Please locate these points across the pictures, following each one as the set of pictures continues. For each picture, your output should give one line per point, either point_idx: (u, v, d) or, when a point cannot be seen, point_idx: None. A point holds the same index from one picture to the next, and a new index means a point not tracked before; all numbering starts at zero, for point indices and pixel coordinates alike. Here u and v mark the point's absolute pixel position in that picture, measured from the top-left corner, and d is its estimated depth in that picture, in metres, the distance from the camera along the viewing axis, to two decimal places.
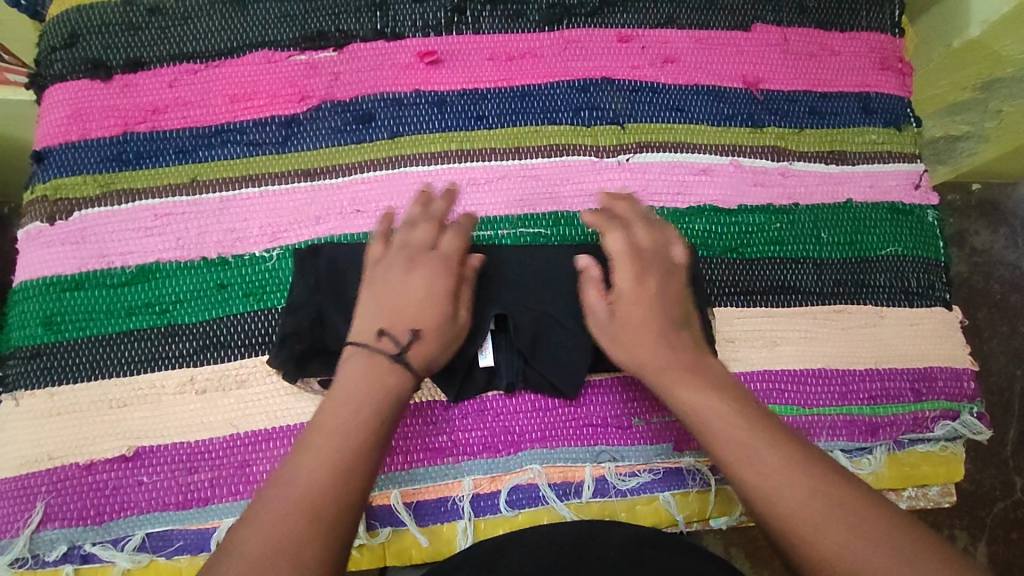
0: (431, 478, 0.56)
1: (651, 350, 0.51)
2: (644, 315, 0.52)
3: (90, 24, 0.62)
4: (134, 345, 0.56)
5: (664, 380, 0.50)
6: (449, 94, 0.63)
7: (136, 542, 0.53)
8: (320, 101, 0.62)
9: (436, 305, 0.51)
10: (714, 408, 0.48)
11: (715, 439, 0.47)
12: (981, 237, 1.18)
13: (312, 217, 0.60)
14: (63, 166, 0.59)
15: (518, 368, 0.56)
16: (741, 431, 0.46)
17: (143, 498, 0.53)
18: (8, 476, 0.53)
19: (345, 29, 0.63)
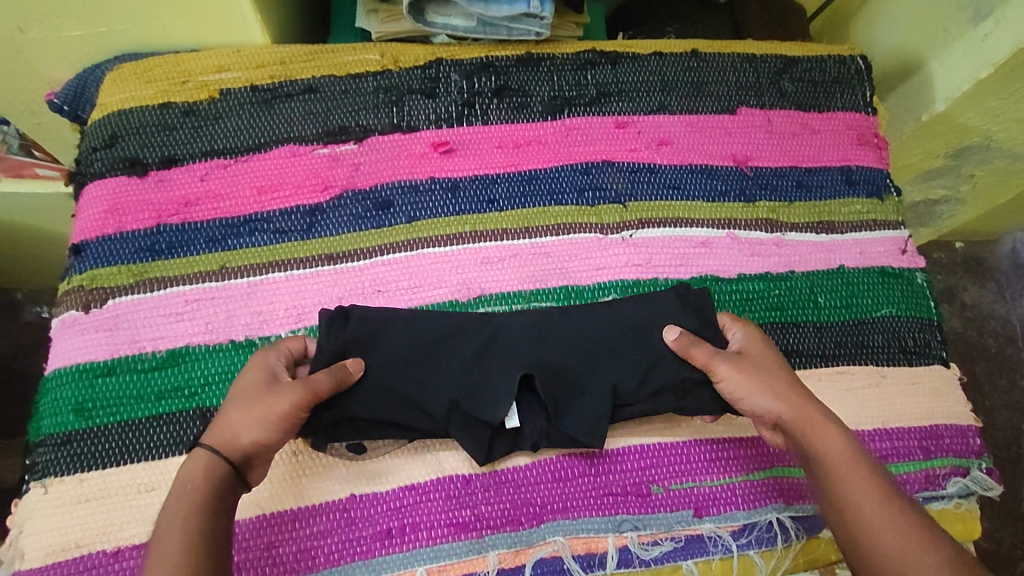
0: (454, 553, 0.56)
1: (787, 398, 0.55)
2: (769, 369, 0.57)
3: (128, 126, 0.67)
4: (163, 428, 0.57)
5: (801, 421, 0.54)
6: (461, 180, 0.68)
7: None
8: (342, 190, 0.66)
9: (238, 389, 0.53)
10: (847, 461, 0.52)
11: (848, 482, 0.51)
12: (970, 292, 1.22)
13: (335, 299, 0.63)
14: (99, 257, 0.62)
15: (540, 428, 0.57)
16: (863, 485, 0.51)
17: None
18: (34, 567, 0.53)
19: (364, 124, 0.69)
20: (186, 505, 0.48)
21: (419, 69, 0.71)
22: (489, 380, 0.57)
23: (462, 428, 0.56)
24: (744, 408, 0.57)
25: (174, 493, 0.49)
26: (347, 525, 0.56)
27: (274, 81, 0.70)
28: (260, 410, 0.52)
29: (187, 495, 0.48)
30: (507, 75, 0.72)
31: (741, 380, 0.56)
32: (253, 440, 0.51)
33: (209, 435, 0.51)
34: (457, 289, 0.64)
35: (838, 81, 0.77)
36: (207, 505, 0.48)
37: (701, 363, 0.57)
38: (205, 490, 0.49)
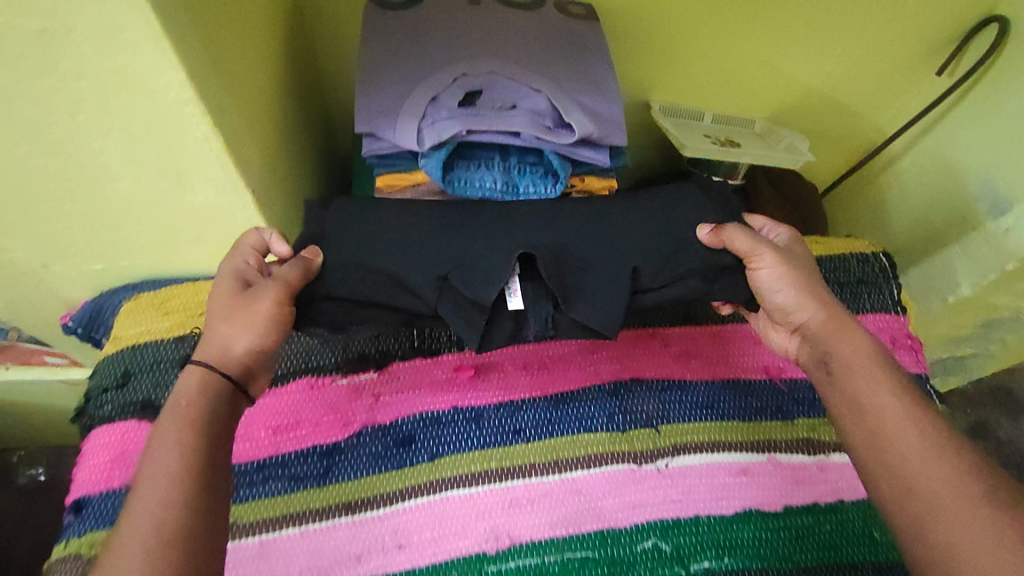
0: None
1: (819, 300, 0.55)
2: (805, 270, 0.56)
3: (142, 364, 0.65)
4: None
5: (832, 327, 0.54)
6: (485, 408, 0.65)
7: None
8: (361, 425, 0.63)
9: (218, 301, 0.51)
10: (873, 365, 0.51)
11: (876, 392, 0.50)
12: (1005, 427, 1.17)
13: (353, 556, 0.57)
14: (99, 518, 0.58)
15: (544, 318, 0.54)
16: (890, 391, 0.50)
17: None
18: None
19: (384, 349, 0.67)
20: (184, 419, 0.46)
21: None
22: (485, 256, 0.53)
23: (458, 305, 0.52)
24: (773, 302, 0.56)
25: (172, 405, 0.47)
26: None
27: None
28: (244, 318, 0.50)
29: (187, 406, 0.47)
30: None
31: (781, 274, 0.55)
32: (247, 349, 0.50)
33: (200, 351, 0.50)
34: (485, 538, 0.59)
35: (862, 281, 0.76)
36: (205, 420, 0.47)
37: (741, 247, 0.54)
38: (202, 403, 0.48)
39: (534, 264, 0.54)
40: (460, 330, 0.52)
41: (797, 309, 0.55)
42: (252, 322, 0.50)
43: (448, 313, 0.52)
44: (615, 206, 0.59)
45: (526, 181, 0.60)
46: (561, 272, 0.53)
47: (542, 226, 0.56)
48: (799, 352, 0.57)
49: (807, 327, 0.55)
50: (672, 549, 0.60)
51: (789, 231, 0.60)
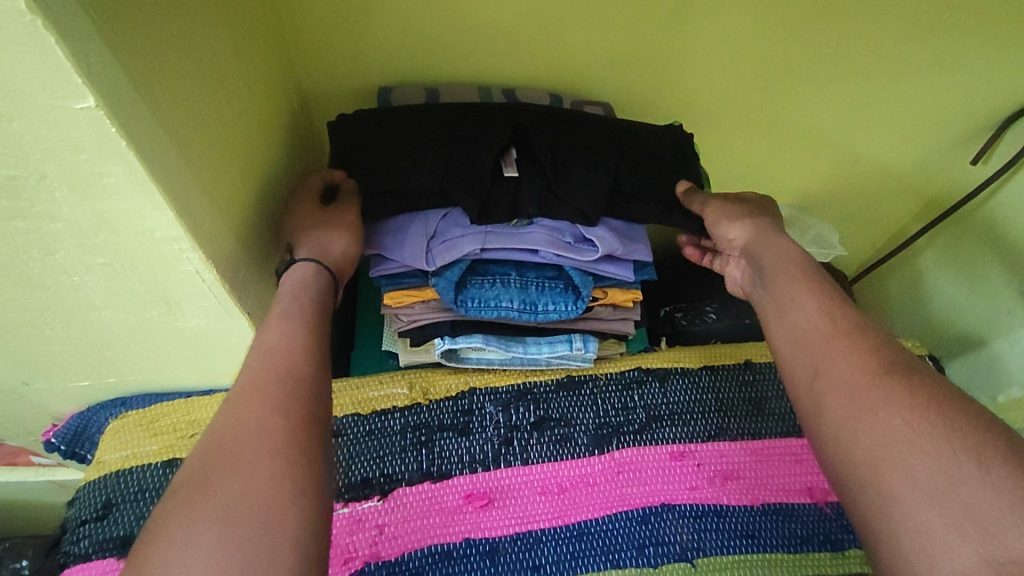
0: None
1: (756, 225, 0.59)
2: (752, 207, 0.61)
3: (126, 492, 0.59)
4: None
5: (763, 247, 0.57)
6: (500, 539, 0.59)
7: None
8: (364, 562, 0.57)
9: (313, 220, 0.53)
10: (802, 274, 0.54)
11: (796, 302, 0.52)
12: None
13: None
14: None
15: (537, 191, 0.55)
16: (812, 303, 0.51)
17: None
18: None
19: (390, 472, 0.61)
20: (296, 307, 0.48)
21: (451, 399, 0.65)
22: (482, 142, 0.56)
23: (462, 183, 0.54)
24: (714, 232, 0.60)
25: (284, 295, 0.49)
26: None
27: None
28: (330, 228, 0.53)
29: (304, 291, 0.50)
30: (547, 403, 0.66)
31: (719, 206, 0.59)
32: (344, 252, 0.53)
33: (300, 257, 0.52)
34: None
35: None
36: (312, 311, 0.49)
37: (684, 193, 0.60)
38: (306, 296, 0.49)
39: (525, 147, 0.58)
40: (464, 198, 0.54)
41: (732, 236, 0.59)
42: (344, 227, 0.53)
43: (455, 184, 0.54)
44: (593, 123, 0.61)
45: (545, 298, 0.57)
46: (551, 149, 0.57)
47: (546, 130, 0.58)
48: (743, 278, 0.59)
49: (744, 249, 0.58)
50: None
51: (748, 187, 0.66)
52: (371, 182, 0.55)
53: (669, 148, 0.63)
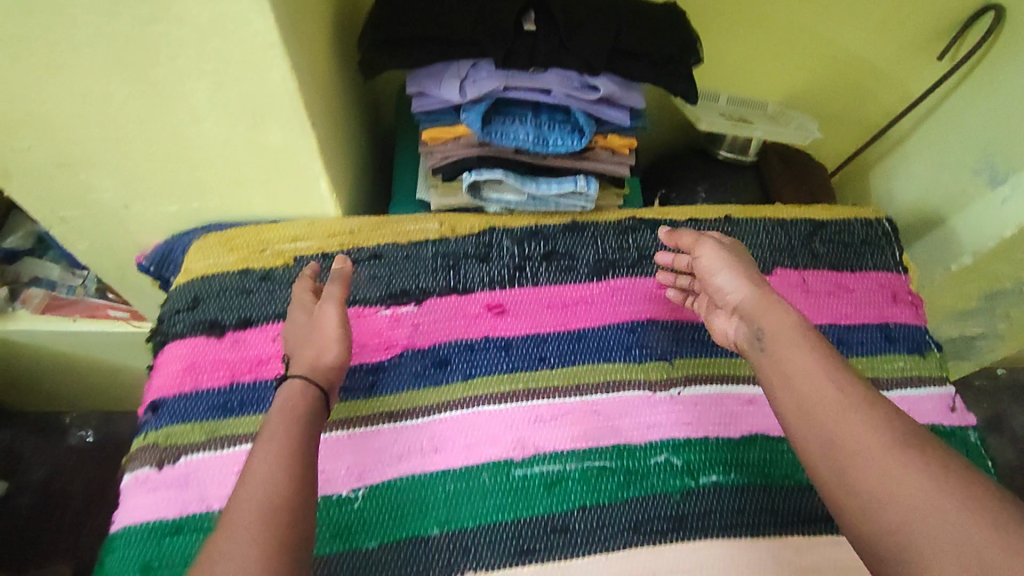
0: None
1: (756, 283, 0.61)
2: (746, 262, 0.65)
3: (210, 290, 0.73)
4: None
5: (761, 305, 0.59)
6: (513, 338, 0.72)
7: None
8: (402, 349, 0.71)
9: (304, 336, 0.62)
10: (797, 334, 0.56)
11: (798, 364, 0.54)
12: None
13: (395, 456, 0.65)
14: (174, 415, 0.67)
15: (551, 44, 0.66)
16: (805, 363, 0.54)
17: None
18: None
19: (424, 286, 0.75)
20: (283, 424, 0.54)
21: (474, 235, 0.78)
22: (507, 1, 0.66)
23: (490, 31, 0.65)
24: (715, 282, 0.64)
25: (274, 416, 0.55)
26: None
27: (342, 247, 0.76)
28: (320, 334, 0.61)
29: (289, 413, 0.55)
30: (555, 240, 0.78)
31: (716, 258, 0.64)
32: (332, 362, 0.59)
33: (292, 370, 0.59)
34: (512, 447, 0.66)
35: (866, 243, 0.81)
36: (304, 417, 0.56)
37: (687, 243, 0.67)
38: (296, 409, 0.56)
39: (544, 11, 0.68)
40: (492, 44, 0.65)
41: (732, 290, 0.62)
42: (334, 323, 0.61)
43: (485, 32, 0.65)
44: None
45: (555, 135, 0.69)
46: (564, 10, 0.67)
47: None
48: (737, 332, 0.62)
49: (739, 304, 0.61)
50: (683, 464, 0.66)
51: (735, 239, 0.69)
52: (414, 29, 0.66)
53: (670, 14, 0.72)
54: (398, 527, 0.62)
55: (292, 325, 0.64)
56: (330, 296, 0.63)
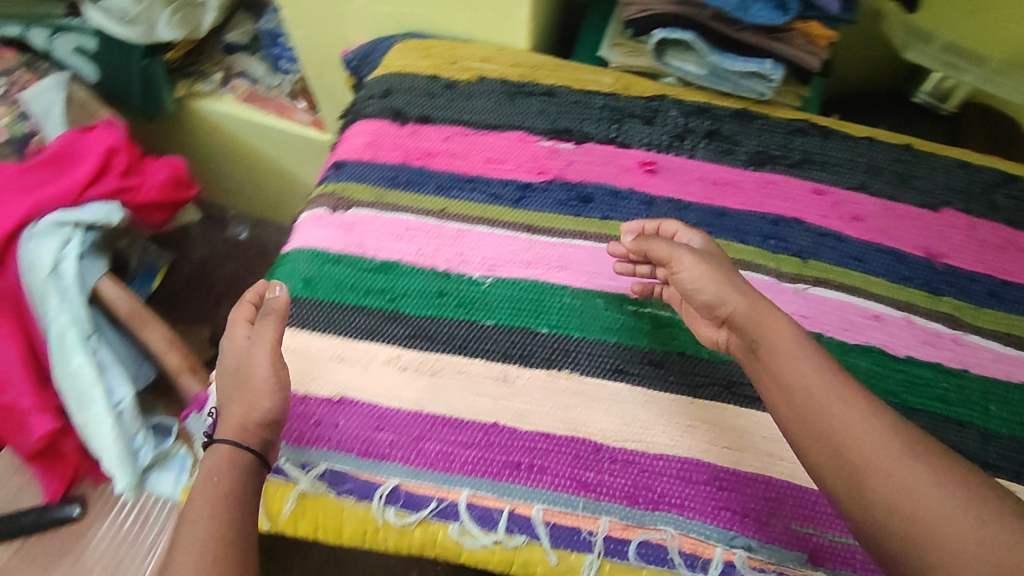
0: (543, 500, 0.58)
1: (743, 292, 0.58)
2: (724, 264, 0.62)
3: (401, 86, 0.81)
4: (333, 310, 0.67)
5: (752, 317, 0.57)
6: (657, 197, 0.75)
7: (318, 471, 0.59)
8: (553, 178, 0.76)
9: (237, 383, 0.59)
10: (787, 346, 0.55)
11: (804, 383, 0.52)
12: None
13: (525, 262, 0.71)
14: (351, 175, 0.76)
15: None
16: (804, 362, 0.53)
17: (334, 436, 0.60)
18: None
19: (586, 131, 0.79)
20: (209, 498, 0.52)
21: (645, 99, 0.81)
22: None
23: None
24: (699, 296, 0.61)
25: (201, 486, 0.53)
26: (486, 446, 0.60)
27: (522, 79, 0.82)
28: (252, 389, 0.58)
29: (213, 486, 0.53)
30: (722, 123, 0.79)
31: (699, 271, 0.60)
32: (263, 418, 0.57)
33: (224, 434, 0.57)
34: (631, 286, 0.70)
35: None
36: (233, 488, 0.53)
37: (663, 254, 0.63)
38: (220, 482, 0.53)
39: None
40: None
41: (718, 303, 0.59)
42: (264, 367, 0.58)
43: None
44: None
45: (758, 6, 0.69)
46: None
47: None
48: (730, 338, 0.60)
49: (726, 314, 0.59)
50: None
51: (700, 235, 0.67)
52: None
53: None
54: (512, 317, 0.68)
55: (228, 369, 0.61)
56: (263, 341, 0.60)
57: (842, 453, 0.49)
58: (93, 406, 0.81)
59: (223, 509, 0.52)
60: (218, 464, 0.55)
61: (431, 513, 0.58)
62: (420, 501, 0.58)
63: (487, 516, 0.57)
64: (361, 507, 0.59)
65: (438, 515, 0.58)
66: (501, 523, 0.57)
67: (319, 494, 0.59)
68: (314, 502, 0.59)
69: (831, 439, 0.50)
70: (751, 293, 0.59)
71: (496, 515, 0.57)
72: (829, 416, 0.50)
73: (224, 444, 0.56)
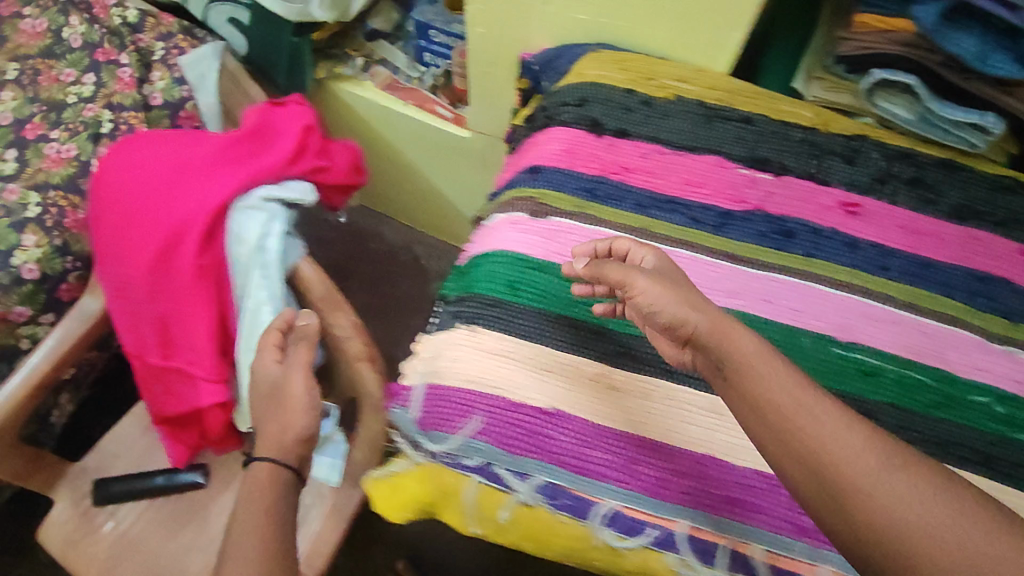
0: (763, 542, 0.57)
1: (706, 309, 0.55)
2: (681, 281, 0.58)
3: (597, 96, 0.80)
4: (539, 318, 0.68)
5: (717, 334, 0.53)
6: (861, 240, 0.74)
7: (535, 483, 0.61)
8: (753, 208, 0.76)
9: (272, 407, 0.67)
10: (758, 363, 0.51)
11: (784, 410, 0.49)
12: None
13: (727, 291, 0.71)
14: (549, 182, 0.76)
15: None
16: (783, 381, 0.50)
17: (551, 448, 0.62)
18: (454, 384, 0.66)
19: (784, 163, 0.78)
20: (254, 512, 0.60)
21: (844, 137, 0.79)
22: None
23: None
24: (659, 319, 0.57)
25: (247, 500, 0.61)
26: (701, 477, 0.60)
27: (720, 103, 0.81)
28: (289, 411, 0.65)
29: (256, 499, 0.61)
30: (924, 170, 0.77)
31: (656, 291, 0.57)
32: (297, 436, 0.65)
33: (264, 451, 0.65)
34: (835, 328, 0.70)
35: None
36: (273, 498, 0.61)
37: (618, 279, 0.59)
38: (261, 495, 0.61)
39: None
40: None
41: (681, 322, 0.55)
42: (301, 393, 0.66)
43: None
44: None
45: (997, 59, 0.66)
46: None
47: None
48: (695, 359, 0.57)
49: (688, 334, 0.55)
50: (1005, 414, 0.65)
51: (653, 252, 0.62)
52: None
53: None
54: None
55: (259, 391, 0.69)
56: (298, 366, 0.67)
57: (825, 473, 0.46)
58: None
59: (264, 518, 0.59)
60: (258, 480, 0.63)
61: (649, 540, 0.59)
62: (637, 527, 0.59)
63: (706, 550, 0.58)
64: (576, 521, 0.61)
65: (657, 543, 0.59)
66: (721, 560, 0.57)
67: (536, 506, 0.61)
68: (530, 512, 0.62)
69: (815, 460, 0.46)
70: (722, 317, 0.54)
71: (715, 551, 0.58)
72: (806, 436, 0.47)
73: (264, 463, 0.64)
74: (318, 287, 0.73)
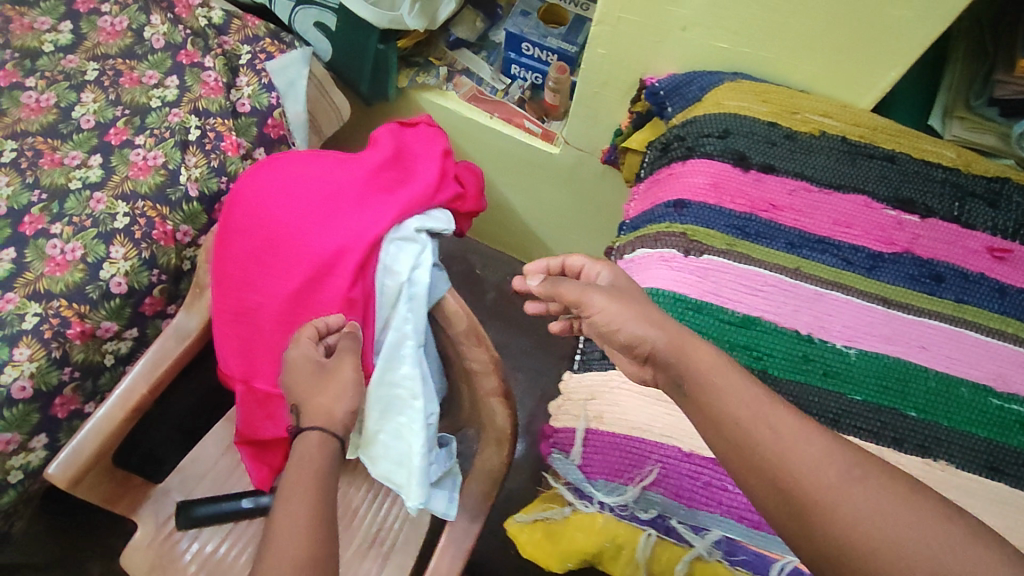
0: None
1: (659, 326, 0.56)
2: (640, 299, 0.60)
3: (741, 129, 0.78)
4: None
5: (674, 349, 0.55)
6: (1009, 286, 0.72)
7: (712, 537, 0.59)
8: (902, 250, 0.74)
9: (316, 382, 0.61)
10: (716, 379, 0.53)
11: (741, 429, 0.50)
12: None
13: (885, 336, 0.69)
14: (697, 218, 0.75)
15: None
16: (734, 395, 0.52)
17: (727, 502, 0.58)
18: (618, 431, 0.64)
19: (929, 205, 0.76)
20: (301, 485, 0.55)
21: (986, 179, 0.78)
22: None
23: None
24: (620, 338, 0.58)
25: (292, 470, 0.56)
26: None
27: (862, 140, 0.80)
28: (336, 385, 0.60)
29: (309, 469, 0.56)
30: None
31: (614, 307, 0.58)
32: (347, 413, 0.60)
33: (311, 423, 0.59)
34: (993, 377, 0.67)
35: None
36: (323, 471, 0.57)
37: (574, 296, 0.60)
38: (312, 466, 0.56)
39: None
40: None
41: (639, 340, 0.56)
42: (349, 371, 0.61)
43: None
44: None
45: None
46: None
47: None
48: (656, 376, 0.58)
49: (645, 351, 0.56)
50: None
51: (605, 266, 0.64)
52: None
53: None
54: (879, 394, 0.67)
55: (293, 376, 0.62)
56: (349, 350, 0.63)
57: (782, 485, 0.48)
58: (401, 417, 0.70)
59: (315, 492, 0.54)
60: (306, 453, 0.57)
61: None
62: None
63: None
64: None
65: None
66: None
67: (714, 561, 0.59)
68: (708, 567, 0.59)
69: (772, 471, 0.48)
70: (679, 334, 0.56)
71: None
72: (762, 446, 0.49)
73: (312, 434, 0.58)
74: (462, 322, 0.67)
